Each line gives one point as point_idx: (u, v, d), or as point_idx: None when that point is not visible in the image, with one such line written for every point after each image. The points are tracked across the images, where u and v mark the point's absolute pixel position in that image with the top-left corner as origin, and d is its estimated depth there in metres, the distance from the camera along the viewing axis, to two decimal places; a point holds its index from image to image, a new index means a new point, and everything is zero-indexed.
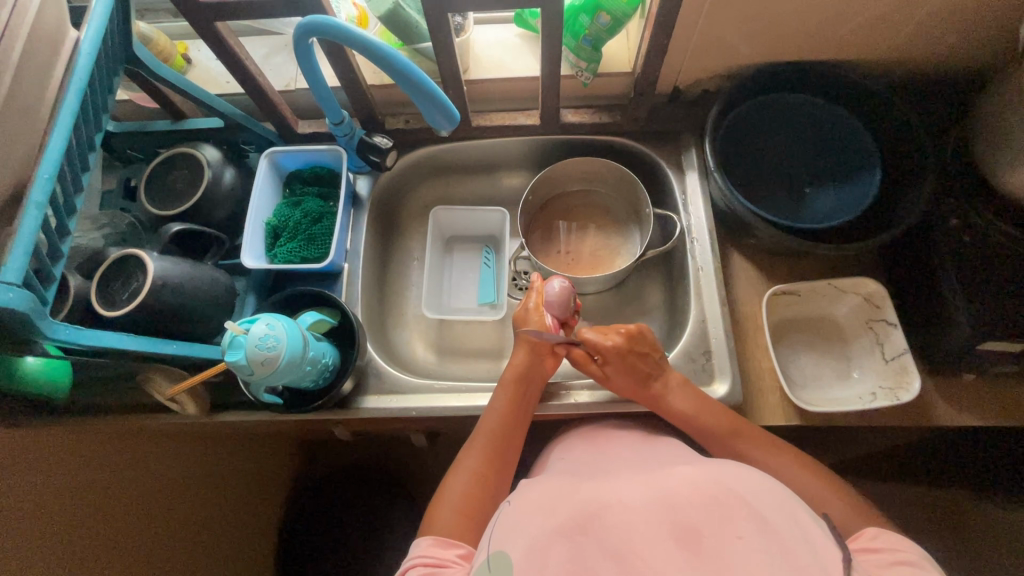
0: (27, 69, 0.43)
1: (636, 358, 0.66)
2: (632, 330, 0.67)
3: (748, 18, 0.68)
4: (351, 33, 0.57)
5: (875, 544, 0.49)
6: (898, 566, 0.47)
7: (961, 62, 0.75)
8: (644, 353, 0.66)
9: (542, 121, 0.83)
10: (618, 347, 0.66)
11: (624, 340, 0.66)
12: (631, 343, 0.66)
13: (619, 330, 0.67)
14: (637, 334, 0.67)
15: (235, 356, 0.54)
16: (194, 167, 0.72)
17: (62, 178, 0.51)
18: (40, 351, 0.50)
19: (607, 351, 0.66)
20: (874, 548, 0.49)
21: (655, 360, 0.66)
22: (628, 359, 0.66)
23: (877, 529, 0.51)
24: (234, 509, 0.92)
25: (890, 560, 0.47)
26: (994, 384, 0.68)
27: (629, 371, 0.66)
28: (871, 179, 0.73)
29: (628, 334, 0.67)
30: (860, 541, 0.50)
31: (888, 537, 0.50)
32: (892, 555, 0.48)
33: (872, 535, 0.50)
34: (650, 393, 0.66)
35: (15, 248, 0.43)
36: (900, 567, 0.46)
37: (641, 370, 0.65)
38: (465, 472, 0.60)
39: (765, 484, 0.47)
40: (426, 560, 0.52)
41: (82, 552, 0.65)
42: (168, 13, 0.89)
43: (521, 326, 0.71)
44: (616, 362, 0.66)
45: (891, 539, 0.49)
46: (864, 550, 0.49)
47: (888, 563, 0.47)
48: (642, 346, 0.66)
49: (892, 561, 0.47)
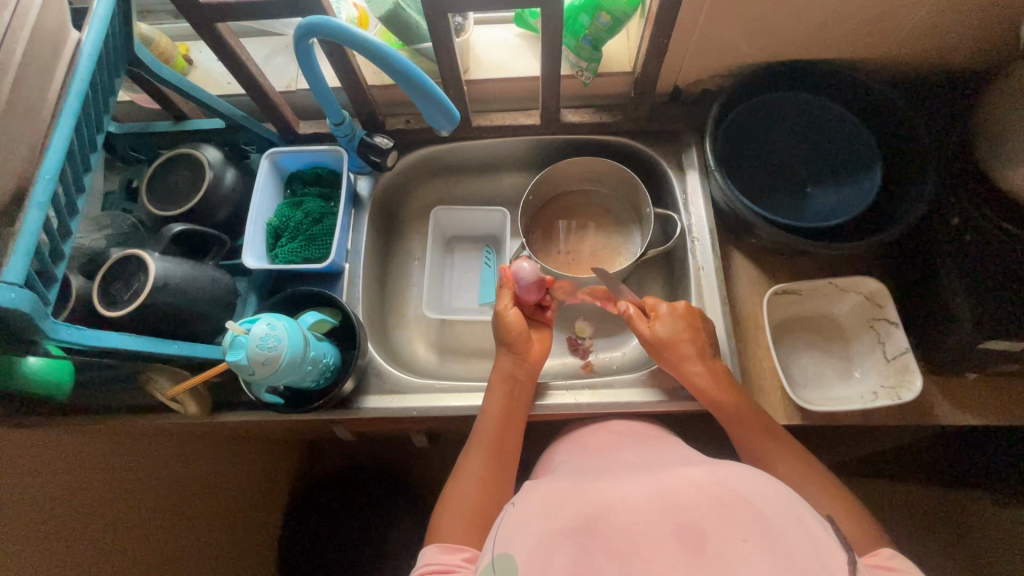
0: (28, 70, 0.44)
1: (689, 328, 0.67)
2: (688, 304, 0.69)
3: (748, 16, 0.68)
4: (351, 33, 0.58)
5: (890, 562, 0.48)
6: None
7: (962, 61, 0.75)
8: (699, 328, 0.68)
9: (542, 121, 0.83)
10: (676, 311, 0.68)
11: (680, 306, 0.69)
12: (689, 314, 0.68)
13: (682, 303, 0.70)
14: (694, 312, 0.69)
15: (235, 356, 0.54)
16: (195, 168, 0.72)
17: (64, 179, 0.51)
18: (42, 351, 0.50)
19: (663, 311, 0.69)
20: (889, 567, 0.48)
21: (706, 339, 0.67)
22: (682, 323, 0.68)
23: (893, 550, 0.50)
24: (237, 509, 0.92)
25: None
26: (996, 383, 0.68)
27: (674, 333, 0.67)
28: (873, 178, 0.73)
29: (689, 308, 0.69)
30: (875, 558, 0.49)
31: (902, 560, 0.49)
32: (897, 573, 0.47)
33: (887, 554, 0.49)
34: (687, 367, 0.66)
35: (17, 249, 0.43)
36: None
37: (687, 338, 0.67)
38: (470, 476, 0.60)
39: (769, 486, 0.47)
40: (433, 567, 0.52)
41: (76, 554, 0.64)
42: (169, 14, 0.89)
43: (497, 329, 0.72)
44: (668, 325, 0.68)
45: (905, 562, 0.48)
46: (879, 567, 0.48)
47: None
48: (697, 323, 0.68)
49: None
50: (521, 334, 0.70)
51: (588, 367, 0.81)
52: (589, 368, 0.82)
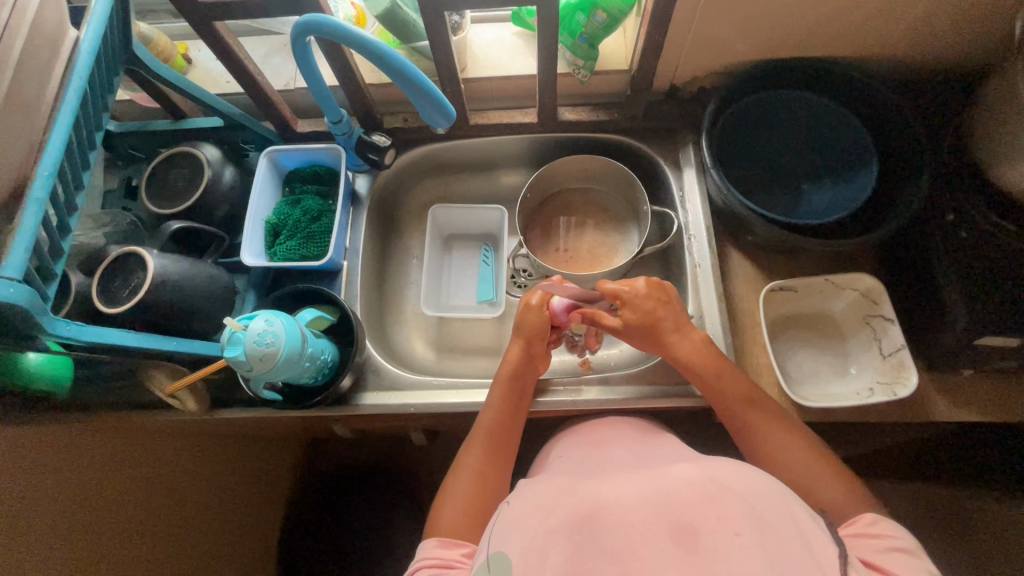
0: (26, 68, 0.44)
1: (657, 303, 0.67)
2: (646, 281, 0.68)
3: (742, 14, 0.68)
4: (348, 31, 0.58)
5: (872, 529, 0.49)
6: (892, 553, 0.46)
7: (958, 58, 0.75)
8: (665, 302, 0.67)
9: (539, 119, 0.84)
10: (638, 292, 0.67)
11: (640, 287, 0.68)
12: (651, 291, 0.67)
13: (642, 280, 0.69)
14: (658, 285, 0.68)
15: (233, 351, 0.55)
16: (193, 166, 0.73)
17: (64, 176, 0.51)
18: (42, 347, 0.50)
19: (625, 297, 0.67)
20: (873, 534, 0.49)
21: (674, 311, 0.67)
22: (649, 301, 0.67)
23: (875, 515, 0.51)
24: (237, 506, 0.93)
25: (884, 546, 0.47)
26: (991, 380, 0.68)
27: (644, 318, 0.66)
28: (869, 176, 0.73)
29: (651, 283, 0.68)
30: (857, 527, 0.50)
31: (886, 524, 0.49)
32: (887, 543, 0.47)
33: (870, 521, 0.50)
34: (665, 341, 0.66)
35: (15, 245, 0.43)
36: (896, 554, 0.46)
37: (655, 316, 0.66)
38: (467, 471, 0.61)
39: (762, 481, 0.47)
40: (432, 561, 0.52)
41: (74, 548, 0.65)
42: (168, 14, 0.90)
43: (517, 321, 0.70)
44: (633, 308, 0.67)
45: (888, 526, 0.49)
46: (860, 536, 0.49)
47: (884, 548, 0.47)
48: (660, 296, 0.68)
49: (887, 547, 0.47)
50: (542, 330, 0.69)
51: (586, 363, 0.81)
52: (588, 365, 0.81)
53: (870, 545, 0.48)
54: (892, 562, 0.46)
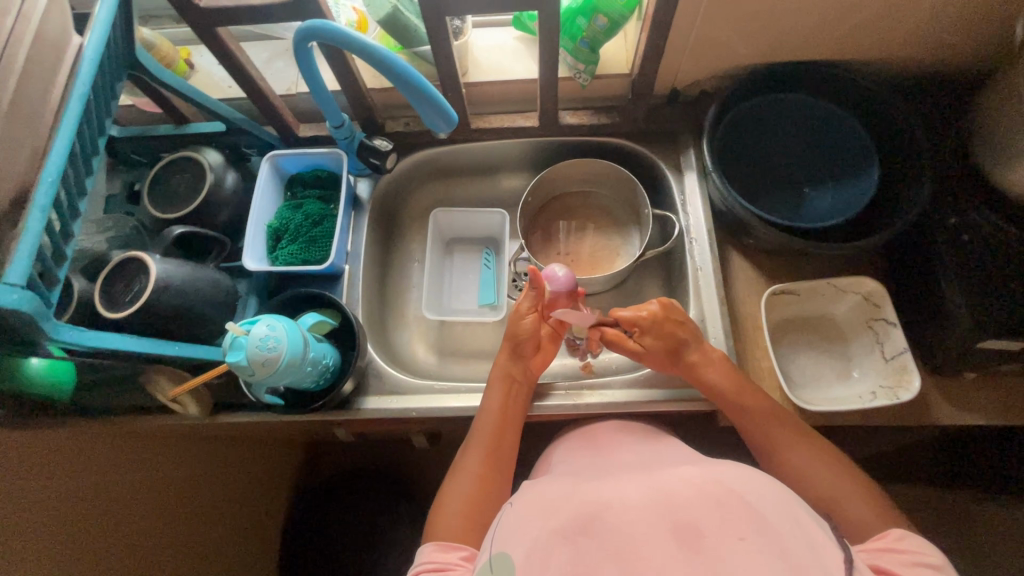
0: (31, 74, 0.44)
1: (674, 323, 0.67)
2: (660, 304, 0.68)
3: (745, 17, 0.68)
4: (350, 37, 0.58)
5: (899, 544, 0.49)
6: (916, 568, 0.46)
7: (957, 61, 0.75)
8: (682, 321, 0.68)
9: (540, 123, 0.84)
10: (655, 316, 0.67)
11: (657, 311, 0.67)
12: (667, 312, 0.67)
13: (654, 302, 0.69)
14: (671, 304, 0.68)
15: (235, 356, 0.55)
16: (196, 171, 0.73)
17: (67, 182, 0.51)
18: (44, 352, 0.50)
19: (644, 323, 0.67)
20: (901, 550, 0.48)
21: (692, 327, 0.68)
22: (666, 324, 0.67)
23: (901, 531, 0.50)
24: (238, 509, 0.93)
25: (910, 560, 0.47)
26: (993, 383, 0.68)
27: (663, 339, 0.67)
28: (869, 178, 0.74)
29: (665, 304, 0.68)
30: (884, 543, 0.50)
31: (913, 539, 0.49)
32: (912, 557, 0.47)
33: (896, 536, 0.50)
34: (687, 361, 0.67)
35: (20, 250, 0.43)
36: (921, 569, 0.46)
37: (677, 339, 0.67)
38: (467, 474, 0.60)
39: (767, 485, 0.47)
40: (428, 566, 0.52)
41: (74, 552, 0.64)
42: (171, 19, 0.90)
43: (509, 325, 0.70)
44: (655, 334, 0.67)
45: (914, 542, 0.49)
46: (886, 550, 0.49)
47: (910, 562, 0.47)
48: (676, 314, 0.68)
49: (913, 562, 0.47)
50: (530, 338, 0.68)
51: (587, 367, 0.81)
52: (589, 369, 0.81)
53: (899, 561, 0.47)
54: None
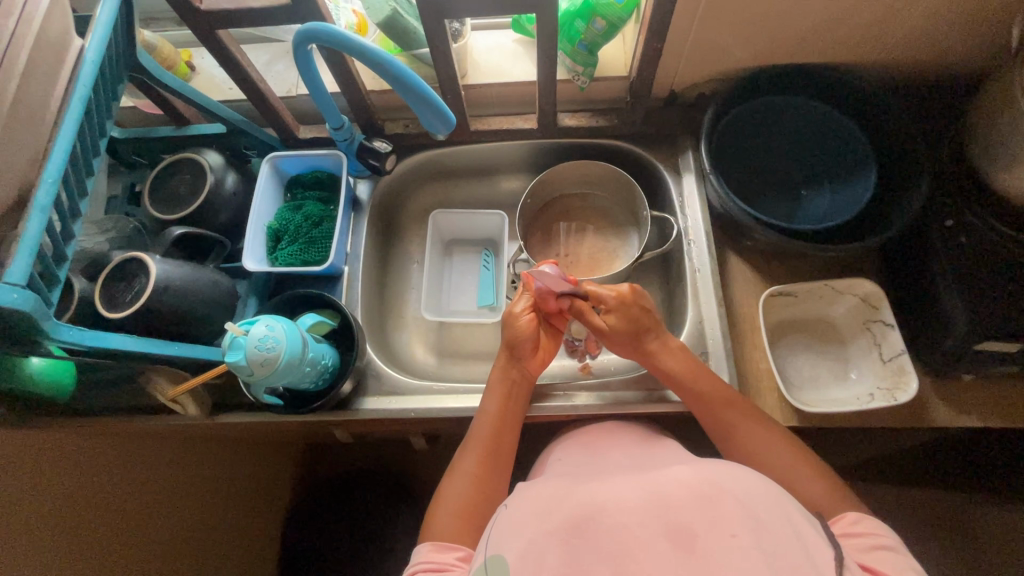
0: (33, 77, 0.45)
1: (638, 312, 0.66)
2: (632, 287, 0.67)
3: (742, 19, 0.69)
4: (348, 39, 0.59)
5: (856, 527, 0.50)
6: (878, 551, 0.47)
7: (953, 64, 0.75)
8: (647, 308, 0.67)
9: (539, 125, 0.84)
10: (623, 298, 0.66)
11: (625, 292, 0.67)
12: (636, 298, 0.67)
13: (625, 286, 0.68)
14: (638, 292, 0.68)
15: (234, 356, 0.55)
16: (196, 171, 0.73)
17: (68, 182, 0.52)
18: (43, 352, 0.51)
19: (609, 301, 0.67)
20: (854, 533, 0.50)
21: (656, 319, 0.67)
22: (633, 307, 0.66)
23: (856, 513, 0.52)
24: (237, 510, 0.93)
25: (868, 544, 0.48)
26: (990, 384, 0.68)
27: (629, 321, 0.66)
28: (866, 181, 0.74)
29: (633, 289, 0.67)
30: (839, 527, 0.51)
31: (868, 522, 0.50)
32: (872, 540, 0.48)
33: (851, 520, 0.51)
34: (648, 348, 0.66)
35: (20, 250, 0.44)
36: (880, 551, 0.47)
37: (642, 324, 0.66)
38: (464, 475, 0.61)
39: (759, 483, 0.47)
40: (426, 565, 0.52)
41: (74, 552, 0.65)
42: (173, 22, 0.91)
43: (505, 328, 0.70)
44: (619, 316, 0.66)
45: (870, 525, 0.50)
46: (844, 535, 0.50)
47: (869, 546, 0.48)
48: (643, 302, 0.67)
49: (871, 545, 0.48)
50: (530, 339, 0.68)
51: (586, 368, 0.82)
52: (588, 370, 0.82)
53: (856, 546, 0.48)
54: (879, 560, 0.46)
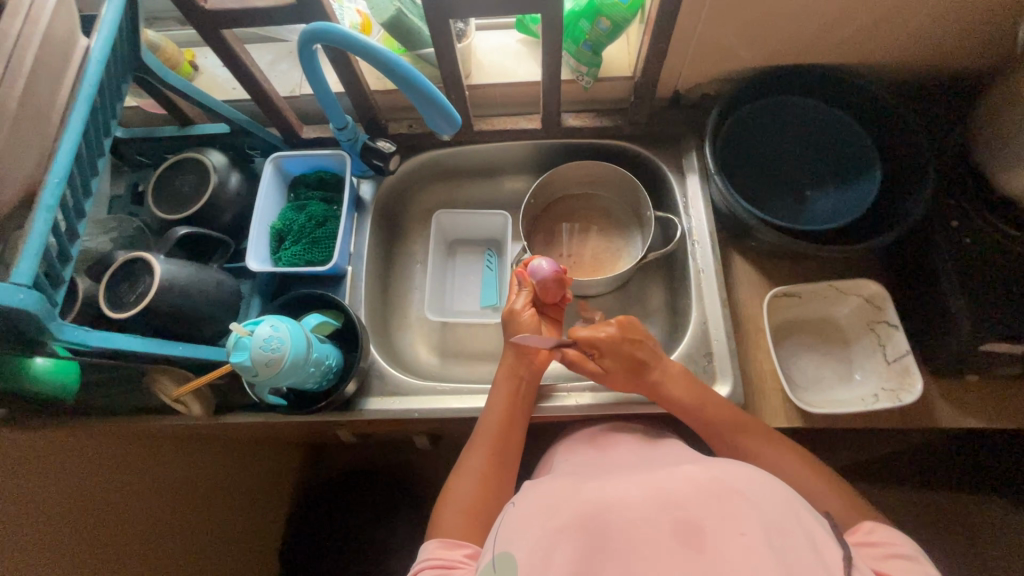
0: (41, 76, 0.44)
1: (633, 343, 0.66)
2: (621, 320, 0.67)
3: (747, 19, 0.69)
4: (353, 38, 0.58)
5: (872, 538, 0.50)
6: (891, 559, 0.48)
7: (959, 64, 0.75)
8: (641, 339, 0.67)
9: (542, 125, 0.84)
10: (613, 337, 0.66)
11: (617, 329, 0.66)
12: (625, 331, 0.66)
13: (613, 323, 0.68)
14: (629, 323, 0.68)
15: (240, 356, 0.55)
16: (200, 172, 0.73)
17: (73, 182, 0.52)
18: (49, 352, 0.51)
19: (603, 344, 0.65)
20: (870, 543, 0.50)
21: (650, 349, 0.67)
22: (626, 343, 0.66)
23: (873, 523, 0.52)
24: (240, 508, 0.92)
25: (886, 553, 0.48)
26: (995, 385, 0.68)
27: (624, 361, 0.65)
28: (872, 181, 0.73)
29: (622, 323, 0.67)
30: (858, 536, 0.51)
31: (884, 531, 0.51)
32: (886, 549, 0.49)
33: (868, 530, 0.51)
34: (649, 380, 0.65)
35: (26, 250, 0.44)
36: (899, 561, 0.48)
37: (638, 358, 0.65)
38: (471, 472, 0.60)
39: (767, 483, 0.47)
40: (434, 562, 0.52)
41: (78, 551, 0.65)
42: (176, 21, 0.91)
43: (507, 326, 0.70)
44: (614, 357, 0.65)
45: (885, 534, 0.51)
46: (862, 544, 0.50)
47: (883, 555, 0.48)
48: (635, 333, 0.67)
49: (887, 554, 0.48)
50: (534, 335, 0.68)
51: None
52: None
53: (871, 555, 0.49)
54: (892, 567, 0.47)
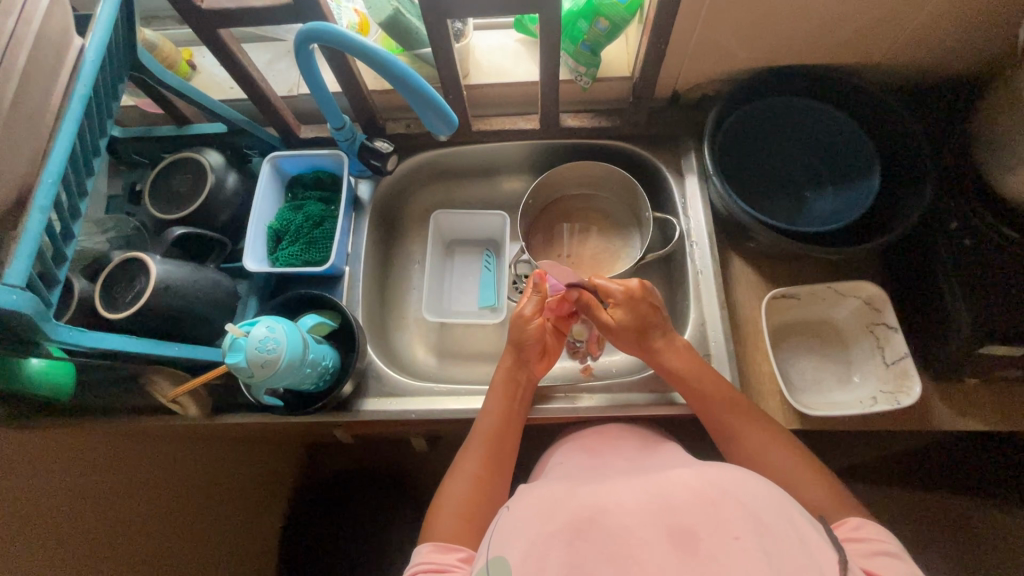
0: (34, 76, 0.44)
1: (646, 308, 0.66)
2: (641, 283, 0.67)
3: (746, 20, 0.68)
4: (351, 39, 0.58)
5: (856, 533, 0.49)
6: (878, 557, 0.47)
7: (960, 64, 0.75)
8: (656, 306, 0.67)
9: (541, 126, 0.84)
10: (630, 293, 0.66)
11: (633, 288, 0.66)
12: (644, 294, 0.66)
13: (635, 282, 0.68)
14: (647, 289, 0.67)
15: (235, 357, 0.55)
16: (197, 171, 0.73)
17: (67, 182, 0.51)
18: (43, 352, 0.50)
19: (617, 295, 0.66)
20: (855, 537, 0.49)
21: (663, 318, 0.67)
22: (640, 305, 0.66)
23: (858, 517, 0.51)
24: (236, 508, 0.92)
25: (871, 549, 0.47)
26: (995, 388, 0.68)
27: (634, 319, 0.66)
28: (867, 187, 0.73)
29: (641, 286, 0.67)
30: (842, 532, 0.50)
31: (870, 527, 0.50)
32: (871, 545, 0.48)
33: (854, 525, 0.50)
34: (651, 347, 0.66)
35: (20, 251, 0.43)
36: (881, 557, 0.46)
37: (648, 321, 0.66)
38: (466, 475, 0.60)
39: (764, 488, 0.46)
40: (427, 566, 0.52)
41: (72, 552, 0.65)
42: (174, 21, 0.90)
43: (512, 330, 0.69)
44: (625, 309, 0.66)
45: (872, 529, 0.50)
46: (848, 540, 0.49)
47: (869, 551, 0.47)
48: (652, 300, 0.67)
49: (872, 550, 0.47)
50: (536, 344, 0.68)
51: (587, 370, 0.82)
52: (589, 371, 0.82)
53: (857, 549, 0.48)
54: (879, 565, 0.46)
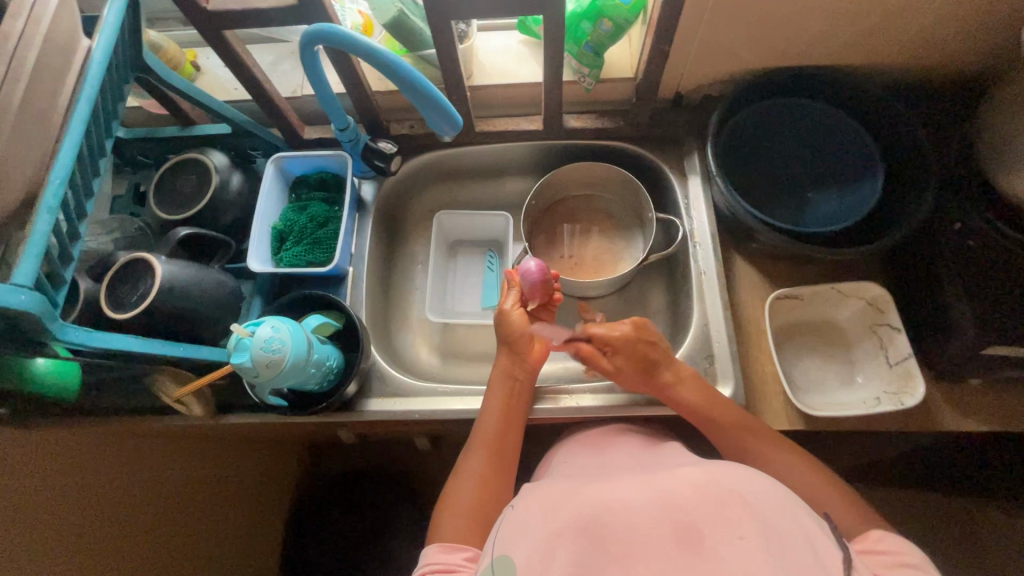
0: (43, 77, 0.44)
1: (646, 343, 0.66)
2: (634, 321, 0.67)
3: (750, 21, 0.68)
4: (355, 40, 0.58)
5: (880, 545, 0.50)
6: (901, 569, 0.47)
7: (962, 65, 0.75)
8: (654, 342, 0.67)
9: (544, 127, 0.84)
10: (627, 335, 0.66)
11: (629, 328, 0.67)
12: (640, 332, 0.67)
13: (627, 322, 0.68)
14: (642, 326, 0.68)
15: (240, 358, 0.55)
16: (202, 172, 0.73)
17: (74, 183, 0.52)
18: (50, 352, 0.51)
19: (614, 339, 0.67)
20: (878, 550, 0.49)
21: (663, 349, 0.67)
22: (638, 342, 0.66)
23: (882, 532, 0.51)
24: (239, 508, 0.92)
25: (895, 563, 0.48)
26: (997, 388, 0.68)
27: (636, 361, 0.66)
28: (873, 184, 0.74)
29: (635, 325, 0.67)
30: (865, 544, 0.51)
31: (893, 540, 0.50)
32: (895, 558, 0.48)
33: (876, 538, 0.51)
34: (659, 381, 0.65)
35: (27, 250, 0.44)
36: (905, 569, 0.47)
37: (650, 358, 0.65)
38: (471, 475, 0.60)
39: (769, 487, 0.46)
40: (435, 567, 0.52)
41: (76, 552, 0.65)
42: (177, 22, 0.91)
43: (498, 326, 0.71)
44: (625, 354, 0.66)
45: (893, 542, 0.50)
46: (869, 552, 0.50)
47: (893, 564, 0.48)
48: (649, 335, 0.67)
49: (897, 563, 0.48)
50: (525, 334, 0.69)
51: None
52: None
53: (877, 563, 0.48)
54: None
